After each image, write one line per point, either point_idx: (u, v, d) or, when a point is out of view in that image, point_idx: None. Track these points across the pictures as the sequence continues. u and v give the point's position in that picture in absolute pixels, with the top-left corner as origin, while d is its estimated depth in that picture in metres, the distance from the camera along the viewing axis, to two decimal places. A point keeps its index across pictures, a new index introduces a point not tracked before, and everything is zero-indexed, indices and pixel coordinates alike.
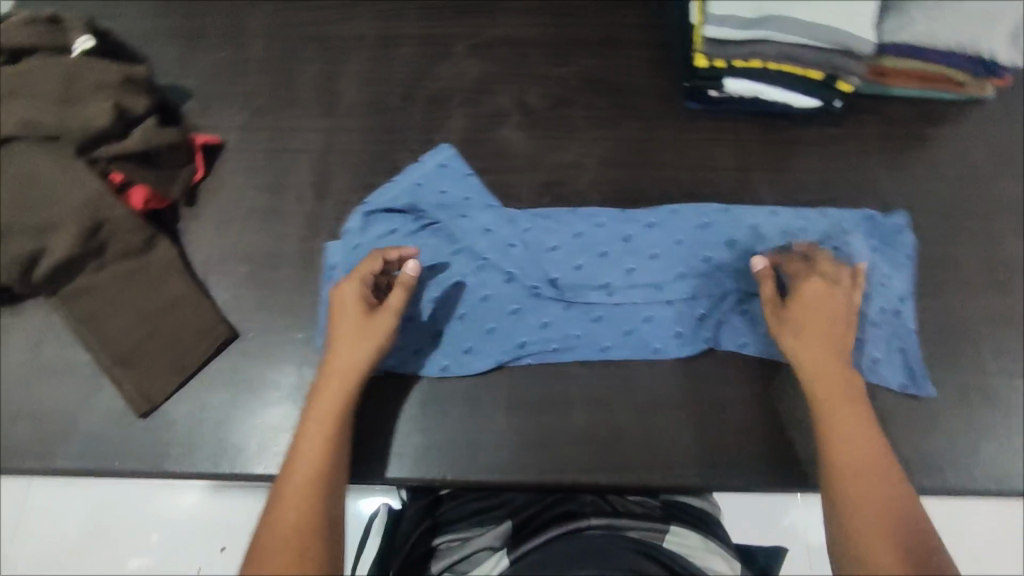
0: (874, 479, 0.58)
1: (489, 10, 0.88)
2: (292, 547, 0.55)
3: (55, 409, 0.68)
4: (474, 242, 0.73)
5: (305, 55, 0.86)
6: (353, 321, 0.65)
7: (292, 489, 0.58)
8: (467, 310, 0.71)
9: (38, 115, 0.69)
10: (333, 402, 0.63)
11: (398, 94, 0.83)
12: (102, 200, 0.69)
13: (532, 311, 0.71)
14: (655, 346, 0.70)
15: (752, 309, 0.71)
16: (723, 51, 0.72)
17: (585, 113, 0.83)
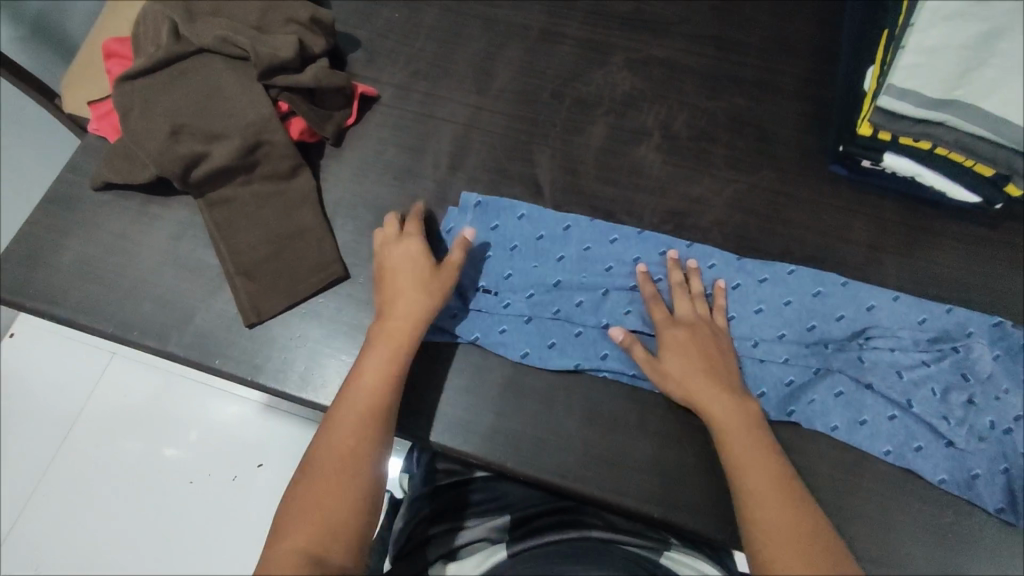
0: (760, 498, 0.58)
1: (656, 29, 0.89)
2: (337, 475, 0.57)
3: (178, 300, 0.74)
4: (588, 251, 0.75)
5: (471, 33, 0.89)
6: (413, 272, 0.69)
7: (346, 423, 0.61)
8: (564, 311, 0.72)
9: (232, 33, 0.75)
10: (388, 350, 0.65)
11: (549, 89, 0.85)
12: (267, 124, 0.75)
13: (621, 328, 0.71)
14: None
15: (850, 389, 0.68)
16: (893, 124, 0.70)
17: (726, 151, 0.82)
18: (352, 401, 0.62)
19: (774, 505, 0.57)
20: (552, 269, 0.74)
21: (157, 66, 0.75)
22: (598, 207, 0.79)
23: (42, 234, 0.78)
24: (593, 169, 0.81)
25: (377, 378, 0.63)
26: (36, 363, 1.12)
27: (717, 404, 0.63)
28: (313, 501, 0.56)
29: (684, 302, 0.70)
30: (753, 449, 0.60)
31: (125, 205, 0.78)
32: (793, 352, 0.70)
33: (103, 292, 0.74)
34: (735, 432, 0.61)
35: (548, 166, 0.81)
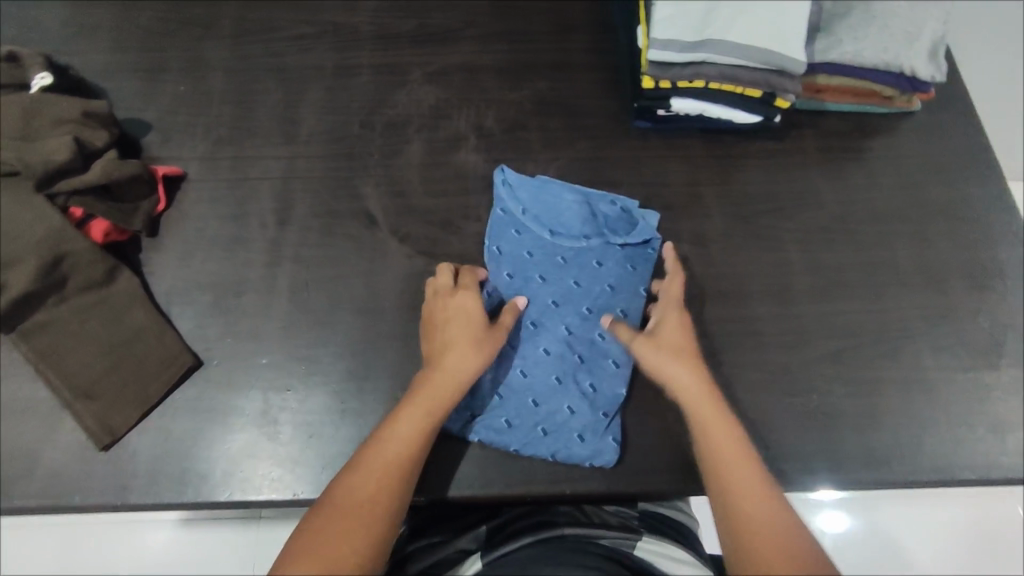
0: (739, 474, 0.60)
1: (445, 40, 0.92)
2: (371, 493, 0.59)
3: (14, 446, 0.67)
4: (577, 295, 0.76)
5: (264, 87, 0.88)
6: (660, 351, 0.67)
7: (399, 445, 0.62)
8: (499, 287, 0.76)
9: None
10: (436, 397, 0.65)
11: (357, 120, 0.85)
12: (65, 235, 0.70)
13: (522, 359, 0.73)
14: (534, 381, 0.73)
15: (578, 422, 0.71)
16: (667, 72, 0.76)
17: (540, 133, 0.86)
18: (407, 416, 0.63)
19: (727, 442, 0.62)
20: (534, 287, 0.76)
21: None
22: (435, 219, 0.79)
23: None
24: (420, 185, 0.81)
25: (418, 415, 0.63)
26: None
27: (719, 431, 0.62)
28: (353, 511, 0.57)
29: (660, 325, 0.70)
30: (740, 471, 0.60)
31: None
32: (554, 344, 0.74)
33: None
34: (734, 468, 0.60)
35: (376, 195, 0.80)
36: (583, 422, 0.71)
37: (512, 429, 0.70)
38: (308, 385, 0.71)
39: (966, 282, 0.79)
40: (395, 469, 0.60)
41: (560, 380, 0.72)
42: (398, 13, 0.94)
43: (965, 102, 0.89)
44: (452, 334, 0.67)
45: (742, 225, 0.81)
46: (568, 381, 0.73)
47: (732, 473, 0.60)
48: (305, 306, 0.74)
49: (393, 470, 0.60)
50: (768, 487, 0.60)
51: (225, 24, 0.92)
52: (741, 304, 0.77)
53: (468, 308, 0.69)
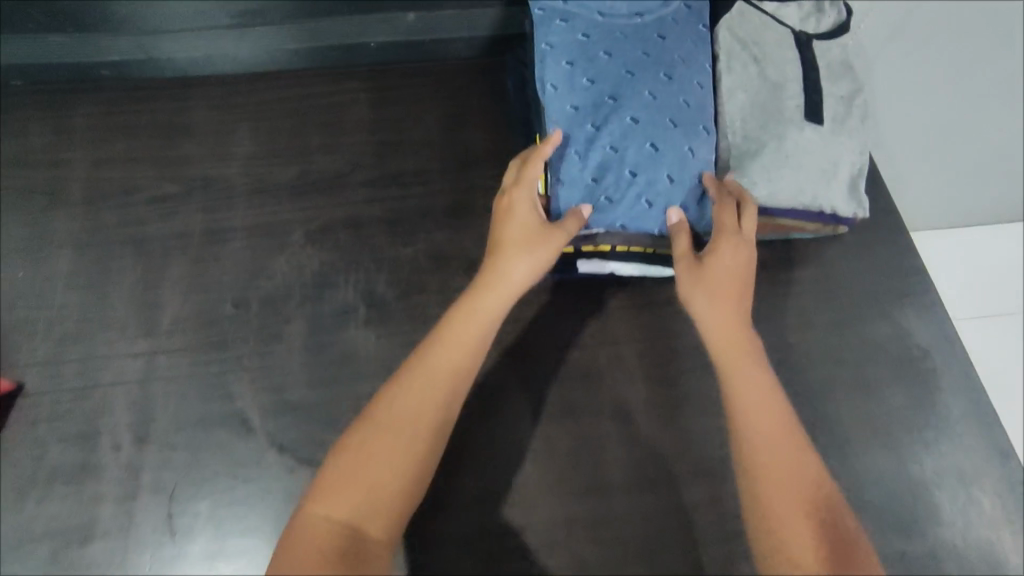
0: (786, 495, 0.51)
1: (330, 189, 0.83)
2: (374, 473, 0.52)
3: None
4: (640, 224, 0.67)
5: (119, 263, 0.77)
6: (696, 288, 0.59)
7: (432, 391, 0.56)
8: (570, 130, 0.67)
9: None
10: (468, 331, 0.58)
11: (230, 297, 0.75)
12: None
13: (621, 162, 0.66)
14: (626, 168, 0.66)
15: (683, 194, 0.66)
16: (568, 237, 0.67)
17: (439, 295, 0.77)
18: (435, 364, 0.57)
19: (768, 426, 0.54)
20: (613, 84, 0.68)
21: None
22: (320, 418, 0.69)
23: None
24: (301, 375, 0.71)
25: (455, 353, 0.57)
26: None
27: (766, 422, 0.54)
28: (372, 485, 0.52)
29: (727, 218, 0.61)
30: (786, 481, 0.52)
31: None
32: (648, 137, 0.66)
33: None
34: (798, 489, 0.52)
35: (250, 392, 0.70)
36: (679, 180, 0.66)
37: (614, 206, 0.66)
38: None
39: (912, 430, 0.72)
40: (431, 391, 0.56)
41: (655, 148, 0.66)
42: (279, 160, 0.84)
43: (895, 217, 0.83)
44: (518, 271, 0.60)
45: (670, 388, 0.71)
46: (664, 148, 0.66)
47: (779, 480, 0.52)
48: (166, 546, 0.64)
49: (421, 431, 0.54)
50: (834, 536, 0.51)
51: (77, 191, 0.82)
52: (671, 487, 0.68)
53: (515, 240, 0.61)
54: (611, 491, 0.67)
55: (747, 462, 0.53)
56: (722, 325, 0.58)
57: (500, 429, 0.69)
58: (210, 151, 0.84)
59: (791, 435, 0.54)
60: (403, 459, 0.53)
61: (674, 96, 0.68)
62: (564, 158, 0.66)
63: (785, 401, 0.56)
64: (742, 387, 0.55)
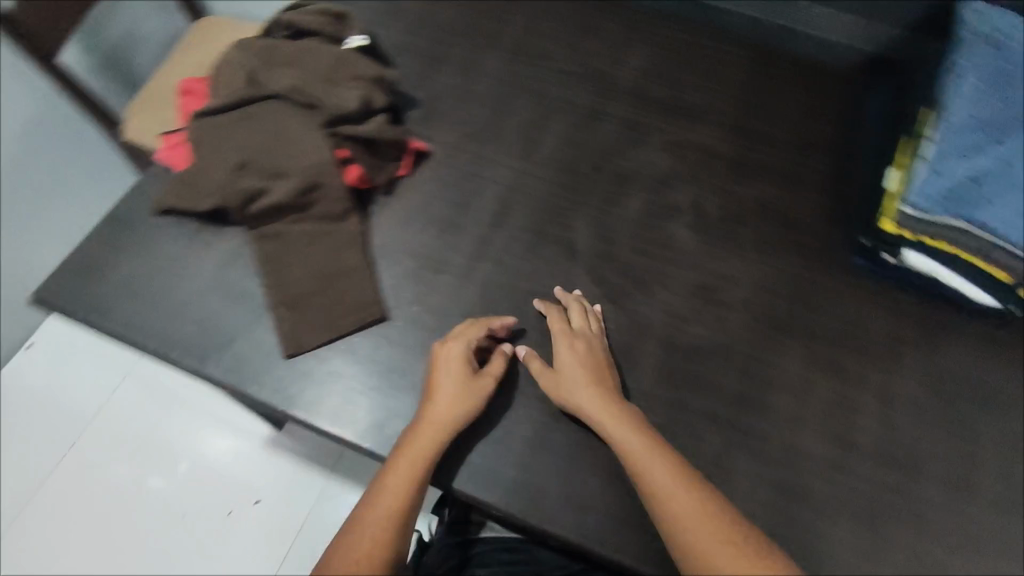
0: (693, 513, 0.59)
1: (691, 119, 0.96)
2: (362, 555, 0.58)
3: (218, 324, 0.77)
4: (1006, 231, 0.70)
5: (519, 103, 0.96)
6: (570, 386, 0.70)
7: (395, 493, 0.62)
8: (967, 130, 0.70)
9: (296, 76, 0.83)
10: (421, 450, 0.66)
11: (591, 161, 0.91)
12: (315, 156, 0.79)
13: (1006, 173, 0.69)
14: (1007, 180, 0.69)
15: None
16: (916, 224, 0.75)
17: (755, 234, 0.87)
18: (399, 474, 0.64)
19: (655, 464, 0.63)
20: None
21: (223, 107, 0.83)
22: (630, 274, 0.82)
23: (97, 251, 0.80)
24: (627, 239, 0.85)
25: (415, 468, 0.64)
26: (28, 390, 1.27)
27: (657, 470, 0.62)
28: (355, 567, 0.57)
29: (565, 350, 0.73)
30: (696, 508, 0.59)
31: (182, 231, 0.82)
32: None
33: (153, 313, 0.77)
34: (700, 523, 0.58)
35: (585, 232, 0.85)
36: None
37: (977, 206, 0.71)
38: None
39: None
40: (394, 512, 0.61)
41: None
42: (660, 80, 0.99)
43: None
44: (445, 401, 0.68)
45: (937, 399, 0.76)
46: None
47: (682, 514, 0.59)
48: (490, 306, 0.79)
49: (393, 508, 0.61)
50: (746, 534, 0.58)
51: (506, 42, 1.02)
52: (910, 477, 0.72)
53: (445, 367, 0.70)
54: (851, 452, 0.73)
55: (654, 493, 0.61)
56: (597, 404, 0.68)
57: (774, 356, 0.78)
58: (608, 53, 1.02)
59: (675, 467, 0.63)
60: (392, 524, 0.61)
61: None
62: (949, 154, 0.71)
63: (674, 453, 0.65)
64: (635, 455, 0.64)
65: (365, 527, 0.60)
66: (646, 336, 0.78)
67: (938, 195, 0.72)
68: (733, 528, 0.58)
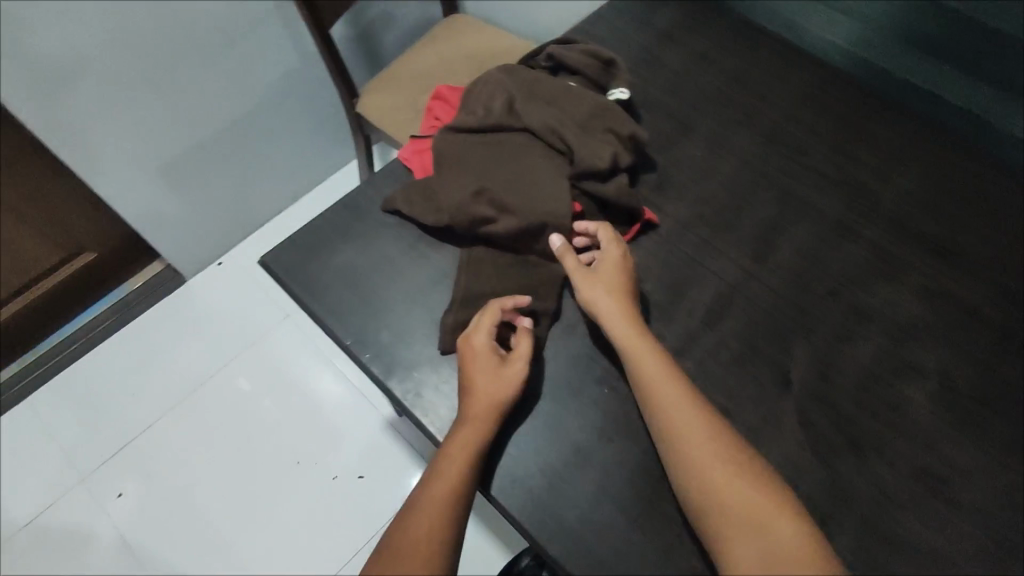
0: (753, 507, 0.61)
1: (962, 268, 0.83)
2: (423, 548, 0.62)
3: (410, 336, 0.77)
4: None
5: (764, 196, 0.88)
6: (630, 348, 0.70)
7: (447, 478, 0.65)
8: None
9: (556, 119, 0.83)
10: (468, 440, 0.67)
11: (829, 283, 0.81)
12: (554, 206, 0.78)
13: None
14: None
15: None
16: None
17: (1013, 430, 0.72)
18: (448, 461, 0.66)
19: (706, 448, 0.64)
20: None
21: (477, 128, 0.84)
22: (848, 428, 0.72)
23: (324, 229, 0.85)
24: (852, 386, 0.74)
25: (460, 454, 0.66)
26: (224, 317, 1.53)
27: (707, 454, 0.64)
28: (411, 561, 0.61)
29: (587, 286, 0.74)
30: (749, 498, 0.61)
31: (402, 235, 0.84)
32: None
33: (355, 305, 0.79)
34: (750, 516, 0.61)
35: (805, 362, 0.76)
36: None
37: None
38: (641, 487, 0.68)
39: None
40: (446, 501, 0.64)
41: None
42: (933, 213, 0.87)
43: None
44: (488, 385, 0.69)
45: None
46: None
47: (738, 508, 0.61)
48: None
49: (446, 491, 0.65)
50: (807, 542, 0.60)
51: (764, 125, 0.95)
52: None
53: (490, 361, 0.71)
54: None
55: (705, 484, 0.63)
56: (657, 378, 0.68)
57: None
58: (876, 166, 0.91)
59: (718, 446, 0.64)
60: (437, 513, 0.64)
61: None
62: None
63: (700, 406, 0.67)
64: (674, 421, 0.66)
65: (423, 516, 0.64)
66: (853, 509, 0.67)
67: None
68: (789, 521, 0.60)
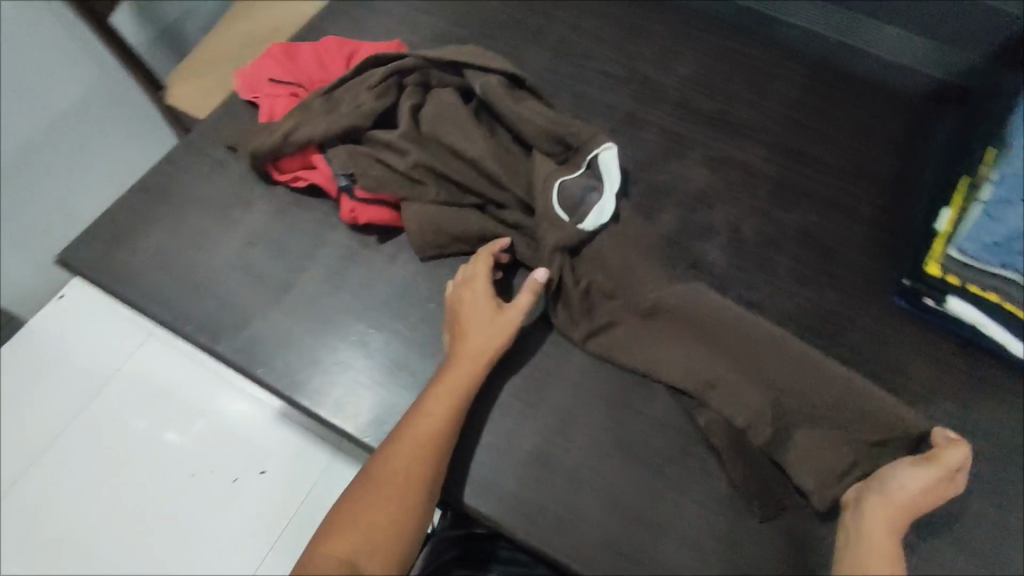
0: None
1: (738, 135, 0.92)
2: (403, 473, 0.63)
3: (232, 303, 0.77)
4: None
5: (560, 104, 0.94)
6: (900, 517, 0.63)
7: (432, 415, 0.66)
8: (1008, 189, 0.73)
9: (458, 125, 0.81)
10: (455, 389, 0.68)
11: (626, 173, 0.89)
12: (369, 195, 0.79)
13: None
14: None
15: None
16: (960, 268, 0.75)
17: (793, 262, 0.83)
18: (431, 404, 0.67)
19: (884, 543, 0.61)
20: None
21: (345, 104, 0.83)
22: (654, 292, 0.78)
23: (122, 217, 0.82)
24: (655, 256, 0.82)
25: (450, 399, 0.67)
26: (46, 336, 1.12)
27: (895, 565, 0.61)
28: (380, 511, 0.61)
29: (912, 476, 0.63)
30: None
31: (207, 206, 0.82)
32: None
33: (170, 285, 0.78)
34: None
35: None
36: None
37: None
38: (481, 387, 0.74)
39: None
40: (424, 437, 0.65)
41: None
42: (707, 92, 0.95)
43: None
44: (483, 334, 0.70)
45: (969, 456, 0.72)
46: None
47: None
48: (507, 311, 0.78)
49: (433, 429, 0.66)
50: None
51: (553, 39, 0.99)
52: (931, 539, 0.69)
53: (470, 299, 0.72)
54: None
55: None
56: (886, 538, 0.62)
57: None
58: (656, 61, 0.97)
59: (891, 544, 0.62)
60: (417, 444, 0.65)
61: None
62: (1005, 203, 0.72)
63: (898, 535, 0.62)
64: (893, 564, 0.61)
65: (400, 447, 0.64)
66: (771, 418, 0.71)
67: (991, 243, 0.73)
68: None
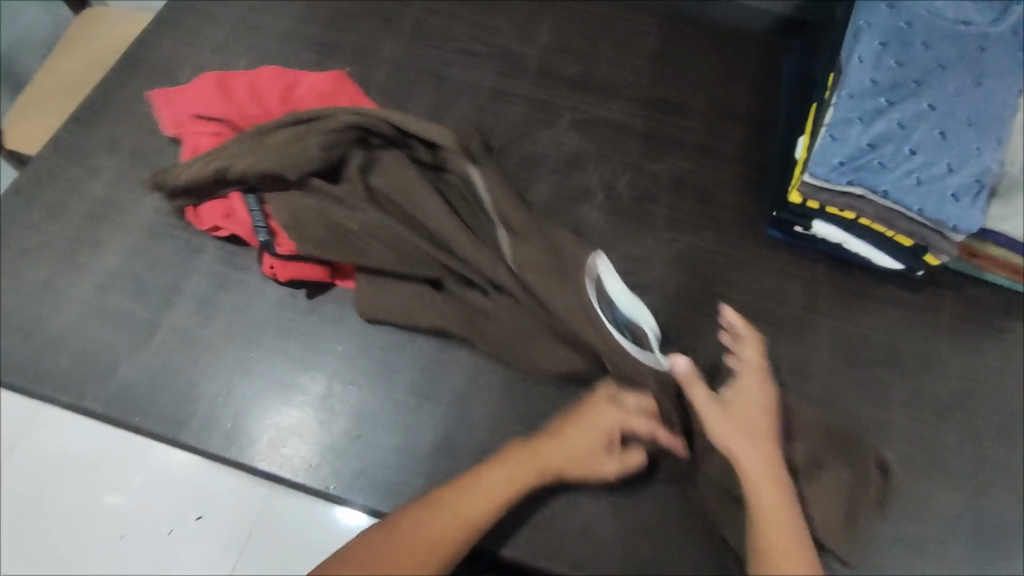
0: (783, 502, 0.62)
1: (603, 94, 0.92)
2: (454, 525, 0.59)
3: (98, 354, 0.72)
4: (903, 197, 0.68)
5: (421, 88, 0.91)
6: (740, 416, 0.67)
7: (514, 475, 0.63)
8: (850, 103, 0.70)
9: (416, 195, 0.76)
10: (553, 458, 0.65)
11: (498, 148, 0.88)
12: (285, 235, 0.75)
13: (903, 137, 0.68)
14: (903, 147, 0.68)
15: (951, 176, 0.67)
16: (818, 195, 0.74)
17: (669, 211, 0.84)
18: (516, 462, 0.64)
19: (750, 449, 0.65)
20: (902, 75, 0.69)
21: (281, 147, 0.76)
22: None
23: None
24: None
25: (546, 468, 0.65)
26: None
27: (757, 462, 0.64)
28: (409, 558, 0.56)
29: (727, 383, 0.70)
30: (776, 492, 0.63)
31: (55, 257, 0.77)
32: (923, 141, 0.67)
33: (27, 346, 0.73)
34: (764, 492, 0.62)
35: None
36: (955, 176, 0.67)
37: (878, 165, 0.69)
38: (375, 390, 0.72)
39: None
40: (501, 504, 0.62)
41: (944, 135, 0.67)
42: (569, 55, 0.95)
43: None
44: (611, 417, 0.68)
45: (848, 365, 0.76)
46: (954, 137, 0.67)
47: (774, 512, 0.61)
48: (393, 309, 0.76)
49: (507, 485, 0.63)
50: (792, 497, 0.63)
51: (405, 22, 0.96)
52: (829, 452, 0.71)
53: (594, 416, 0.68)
54: None
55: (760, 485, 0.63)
56: (751, 445, 0.65)
57: (691, 338, 0.77)
58: (514, 30, 0.96)
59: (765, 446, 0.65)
60: (485, 500, 0.61)
61: (966, 98, 0.68)
62: (847, 121, 0.69)
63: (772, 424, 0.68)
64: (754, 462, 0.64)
65: (461, 500, 0.61)
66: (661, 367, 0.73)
67: (837, 163, 0.69)
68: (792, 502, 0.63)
